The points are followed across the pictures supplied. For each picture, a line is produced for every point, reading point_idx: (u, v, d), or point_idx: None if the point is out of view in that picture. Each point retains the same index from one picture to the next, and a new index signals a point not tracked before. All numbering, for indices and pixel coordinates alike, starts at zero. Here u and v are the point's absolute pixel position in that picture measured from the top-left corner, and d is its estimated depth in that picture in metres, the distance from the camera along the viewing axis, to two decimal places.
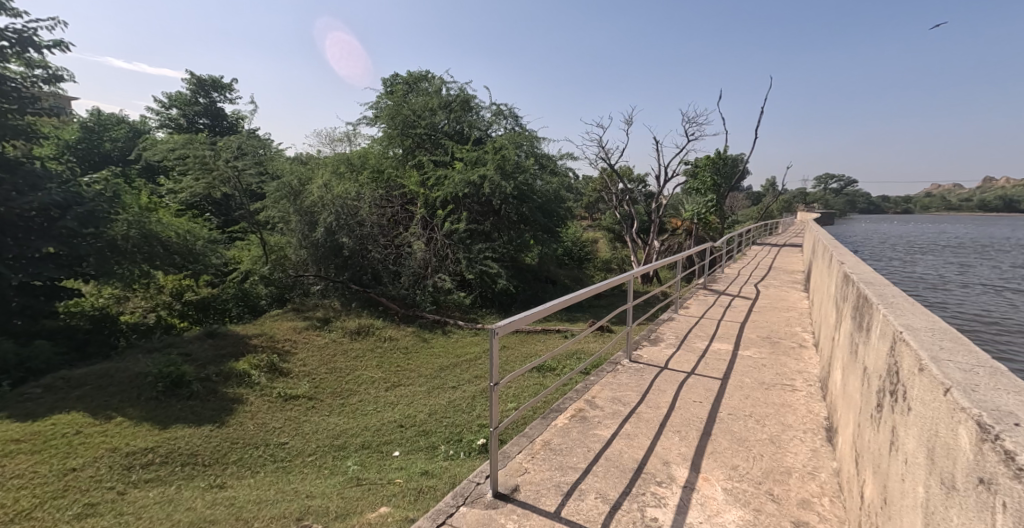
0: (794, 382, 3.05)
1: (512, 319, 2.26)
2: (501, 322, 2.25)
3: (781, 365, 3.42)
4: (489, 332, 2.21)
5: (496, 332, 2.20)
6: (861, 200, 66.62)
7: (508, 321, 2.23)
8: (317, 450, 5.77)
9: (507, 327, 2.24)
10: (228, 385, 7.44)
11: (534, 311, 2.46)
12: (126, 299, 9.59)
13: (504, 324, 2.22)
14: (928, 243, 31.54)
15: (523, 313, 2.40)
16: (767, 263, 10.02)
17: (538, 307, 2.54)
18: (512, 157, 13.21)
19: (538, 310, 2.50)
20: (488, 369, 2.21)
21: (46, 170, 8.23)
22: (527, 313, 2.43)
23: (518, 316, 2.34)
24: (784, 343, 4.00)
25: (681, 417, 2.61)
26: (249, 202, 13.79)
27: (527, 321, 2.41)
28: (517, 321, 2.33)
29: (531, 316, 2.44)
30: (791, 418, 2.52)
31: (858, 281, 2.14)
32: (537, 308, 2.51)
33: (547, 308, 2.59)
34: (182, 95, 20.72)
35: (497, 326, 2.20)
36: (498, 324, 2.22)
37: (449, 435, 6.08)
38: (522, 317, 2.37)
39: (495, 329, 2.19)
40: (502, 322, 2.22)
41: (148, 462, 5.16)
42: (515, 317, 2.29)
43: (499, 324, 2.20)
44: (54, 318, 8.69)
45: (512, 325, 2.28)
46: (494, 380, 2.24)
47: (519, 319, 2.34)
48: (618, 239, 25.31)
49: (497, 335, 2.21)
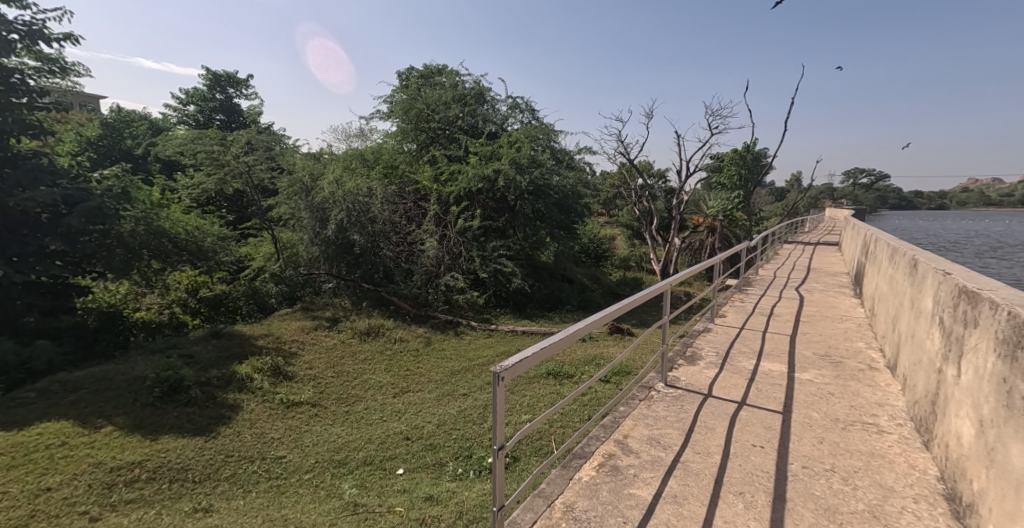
0: (878, 420, 2.45)
1: (523, 358, 1.70)
2: (507, 362, 1.68)
3: (853, 394, 2.81)
4: (492, 375, 1.64)
5: (501, 376, 1.63)
6: (891, 194, 64.16)
7: (517, 361, 1.67)
8: (316, 466, 5.32)
9: (516, 370, 1.68)
10: (229, 390, 7.06)
11: (547, 344, 1.91)
12: (142, 296, 9.57)
13: (511, 367, 1.64)
14: (969, 243, 29.78)
15: (537, 347, 1.84)
16: (805, 264, 9.24)
17: (552, 338, 1.99)
18: (527, 151, 12.61)
19: (554, 343, 1.96)
20: (491, 430, 1.68)
21: (54, 165, 7.96)
22: (540, 348, 1.88)
23: (531, 351, 1.78)
24: (849, 364, 3.37)
25: (739, 471, 2.03)
26: (261, 198, 13.49)
27: (541, 358, 1.86)
28: (529, 359, 1.77)
29: (546, 351, 1.89)
30: (890, 477, 1.92)
31: (1008, 304, 1.54)
32: (553, 340, 1.96)
33: (565, 337, 2.04)
34: (199, 90, 20.66)
35: (503, 368, 1.62)
36: (502, 363, 1.65)
37: (459, 450, 5.58)
38: (535, 353, 1.81)
39: (500, 374, 1.61)
40: (509, 362, 1.65)
41: (133, 479, 4.79)
42: (525, 356, 1.73)
43: (505, 366, 1.62)
44: (72, 314, 8.58)
45: (522, 366, 1.71)
46: (499, 442, 1.70)
47: (530, 358, 1.78)
48: (637, 236, 24.54)
49: (502, 380, 1.64)
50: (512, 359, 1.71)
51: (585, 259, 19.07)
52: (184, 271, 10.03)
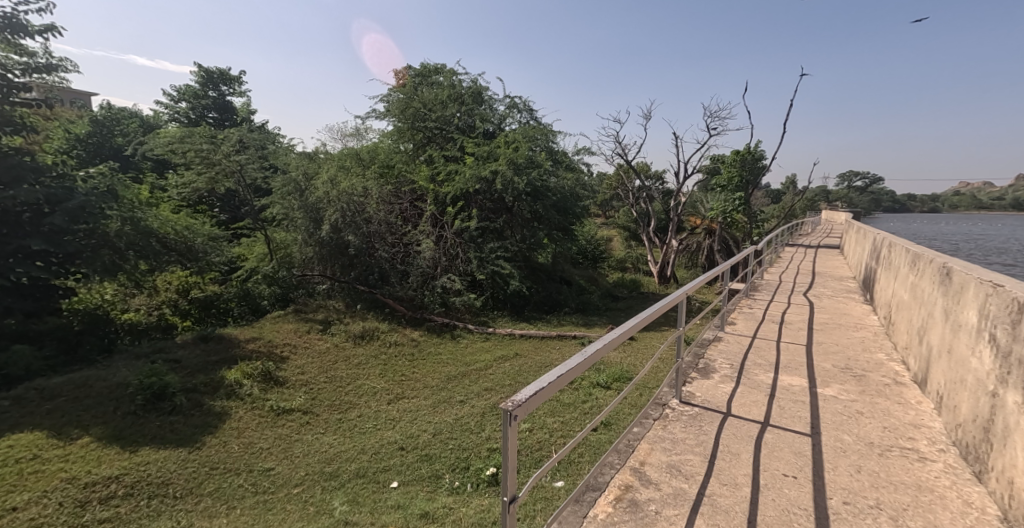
0: (917, 444, 2.25)
1: (539, 390, 1.50)
2: (521, 395, 1.48)
3: (884, 414, 2.61)
4: (502, 411, 1.44)
5: (512, 414, 1.43)
6: (886, 198, 64.44)
7: (531, 394, 1.47)
8: (305, 479, 5.07)
9: (532, 404, 1.48)
10: (217, 396, 6.81)
11: (564, 371, 1.71)
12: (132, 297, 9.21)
13: (524, 404, 1.44)
14: (967, 246, 29.69)
15: (552, 376, 1.63)
16: (809, 268, 9.04)
17: (569, 364, 1.78)
18: (525, 151, 12.39)
19: (572, 370, 1.76)
20: (502, 476, 1.49)
21: (38, 162, 7.66)
22: (556, 375, 1.68)
23: (547, 382, 1.58)
24: (872, 378, 3.18)
25: (773, 508, 1.83)
26: (254, 198, 13.21)
27: (558, 387, 1.65)
28: (545, 390, 1.57)
29: (563, 379, 1.69)
30: (945, 518, 1.73)
31: None
32: (569, 366, 1.76)
33: (582, 363, 1.83)
34: (192, 87, 20.33)
35: (515, 405, 1.42)
36: (514, 398, 1.45)
37: (455, 462, 5.33)
38: (551, 382, 1.61)
39: (511, 411, 1.41)
40: (522, 397, 1.45)
41: (109, 495, 4.55)
42: (541, 387, 1.52)
43: (518, 402, 1.42)
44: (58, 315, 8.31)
45: (538, 399, 1.51)
46: (509, 491, 1.51)
47: (547, 389, 1.57)
48: (634, 237, 24.36)
49: (513, 417, 1.45)
50: (526, 391, 1.51)
51: (582, 260, 18.90)
52: (176, 271, 9.82)
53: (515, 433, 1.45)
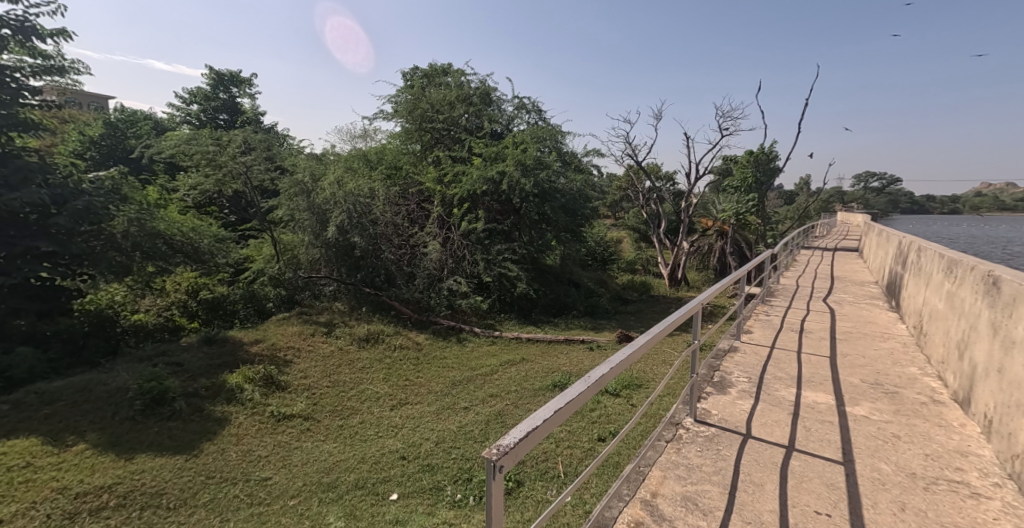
0: (967, 476, 2.01)
1: (529, 434, 1.32)
2: (509, 441, 1.31)
3: (925, 437, 2.37)
4: (485, 461, 1.28)
5: (497, 465, 1.26)
6: (903, 199, 63.16)
7: (519, 440, 1.29)
8: (302, 489, 4.90)
9: (520, 451, 1.31)
10: (217, 401, 6.67)
11: (564, 404, 1.51)
12: (142, 298, 9.08)
13: (511, 453, 1.27)
14: (987, 248, 28.88)
15: (549, 411, 1.45)
16: (827, 272, 8.71)
17: (570, 394, 1.58)
18: (533, 152, 12.17)
19: (573, 401, 1.56)
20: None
21: (45, 163, 7.56)
22: (554, 409, 1.49)
23: (541, 419, 1.39)
24: (906, 394, 2.92)
25: None
26: (261, 199, 13.14)
27: (556, 424, 1.46)
28: (541, 428, 1.38)
29: (562, 414, 1.50)
30: None
31: None
32: (569, 397, 1.57)
33: (585, 392, 1.63)
34: (203, 90, 20.42)
35: (499, 455, 1.25)
36: (500, 446, 1.28)
37: (458, 472, 5.12)
38: (547, 420, 1.42)
39: (495, 462, 1.25)
40: (508, 444, 1.28)
41: (100, 506, 4.41)
42: (532, 428, 1.35)
43: (502, 452, 1.26)
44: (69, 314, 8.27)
45: (529, 444, 1.33)
46: None
47: (541, 428, 1.38)
48: (644, 239, 24.05)
49: (499, 468, 1.28)
50: (513, 436, 1.33)
51: (591, 262, 18.63)
52: (187, 271, 9.73)
53: (501, 485, 1.28)
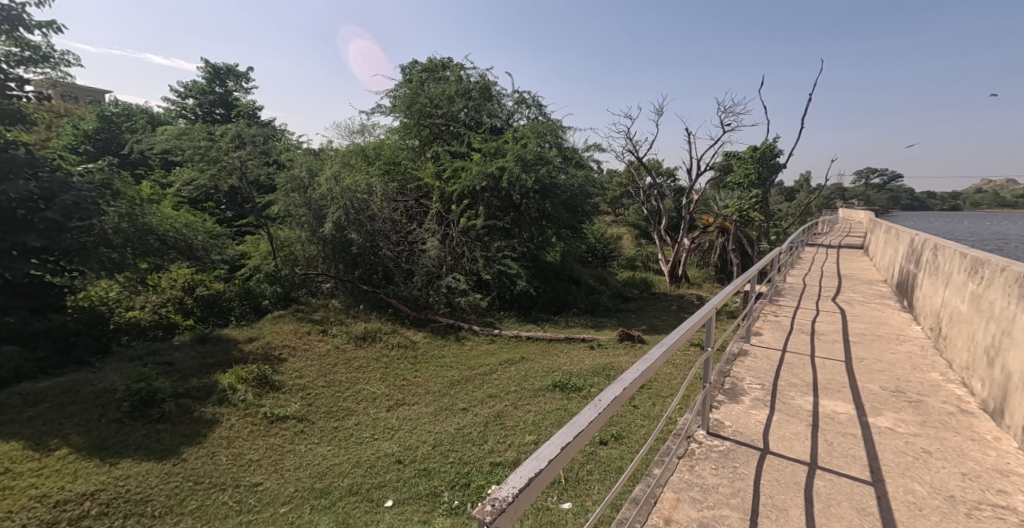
0: (1012, 501, 1.83)
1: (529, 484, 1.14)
2: (506, 492, 1.13)
3: (959, 453, 2.19)
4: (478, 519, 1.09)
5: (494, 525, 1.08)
6: (903, 196, 63.00)
7: (518, 492, 1.11)
8: (293, 496, 4.72)
9: (519, 505, 1.12)
10: (209, 403, 6.47)
11: (571, 438, 1.34)
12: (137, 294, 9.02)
13: (509, 509, 1.09)
14: (991, 246, 28.61)
15: (553, 450, 1.28)
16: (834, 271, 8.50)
17: (578, 425, 1.40)
18: (534, 147, 11.97)
19: (583, 433, 1.38)
20: None
21: (34, 156, 7.32)
22: (559, 446, 1.31)
23: (545, 460, 1.23)
24: (931, 404, 2.74)
25: None
26: (257, 195, 12.91)
27: (562, 464, 1.28)
28: (544, 473, 1.21)
29: (569, 450, 1.32)
30: None
31: None
32: (578, 428, 1.38)
33: (595, 420, 1.45)
34: (198, 84, 20.13)
35: (495, 513, 1.07)
36: (496, 500, 1.11)
37: (455, 478, 4.94)
38: (550, 462, 1.24)
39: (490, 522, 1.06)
40: (506, 496, 1.11)
41: (83, 514, 4.24)
42: (533, 475, 1.17)
43: (499, 508, 1.08)
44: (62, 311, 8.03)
45: (529, 495, 1.15)
46: None
47: (543, 472, 1.21)
48: (645, 235, 23.85)
49: None
50: (511, 484, 1.16)
51: (591, 259, 18.43)
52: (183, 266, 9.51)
53: None
